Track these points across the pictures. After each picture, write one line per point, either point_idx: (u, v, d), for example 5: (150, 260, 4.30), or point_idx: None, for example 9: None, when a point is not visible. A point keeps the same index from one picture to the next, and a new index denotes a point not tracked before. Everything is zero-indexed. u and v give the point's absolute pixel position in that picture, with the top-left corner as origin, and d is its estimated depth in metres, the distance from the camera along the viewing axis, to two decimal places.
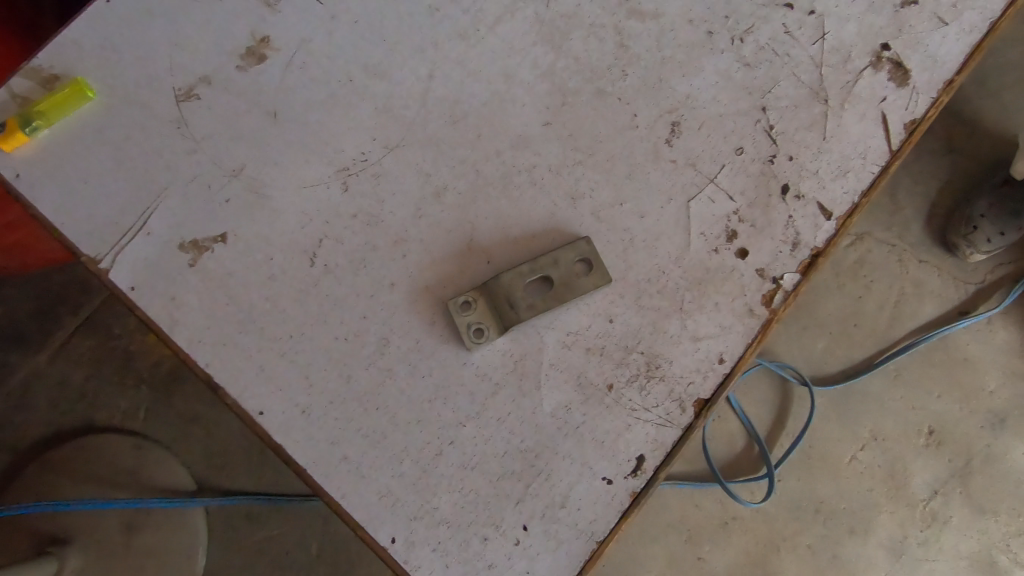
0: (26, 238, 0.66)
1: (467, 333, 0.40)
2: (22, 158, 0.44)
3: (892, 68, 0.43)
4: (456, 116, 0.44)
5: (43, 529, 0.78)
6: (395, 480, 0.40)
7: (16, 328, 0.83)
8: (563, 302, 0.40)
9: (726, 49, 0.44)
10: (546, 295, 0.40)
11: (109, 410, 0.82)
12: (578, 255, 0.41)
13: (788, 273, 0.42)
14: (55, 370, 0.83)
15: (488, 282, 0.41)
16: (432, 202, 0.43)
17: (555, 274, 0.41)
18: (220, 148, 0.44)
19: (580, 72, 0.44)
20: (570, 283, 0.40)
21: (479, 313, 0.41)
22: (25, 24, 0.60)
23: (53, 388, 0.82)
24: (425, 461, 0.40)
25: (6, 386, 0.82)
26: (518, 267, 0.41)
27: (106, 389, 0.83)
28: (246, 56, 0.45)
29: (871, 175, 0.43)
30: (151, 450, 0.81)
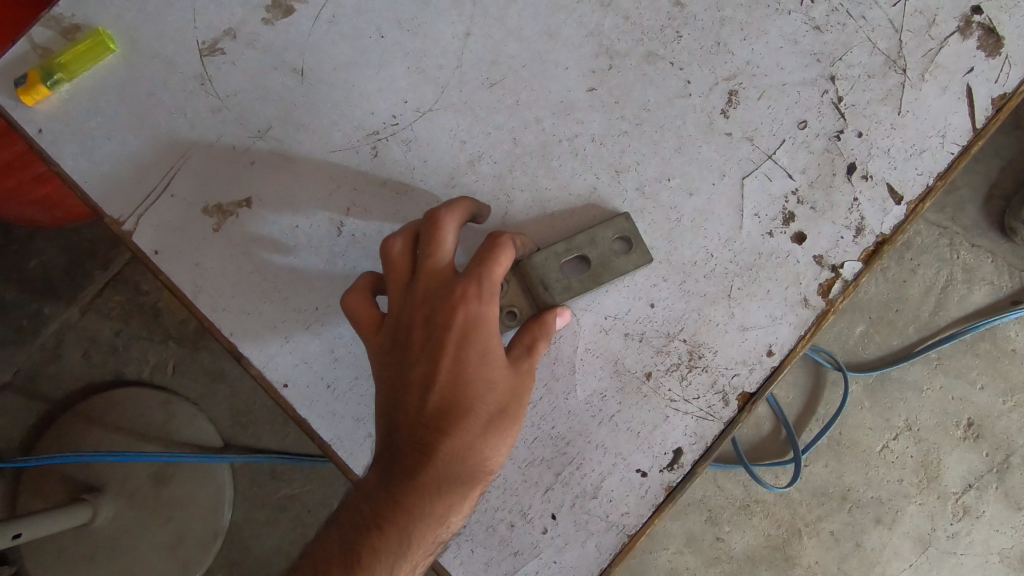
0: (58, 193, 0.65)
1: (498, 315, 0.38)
2: (45, 113, 0.43)
3: (983, 35, 0.39)
4: (493, 79, 0.41)
5: (78, 477, 0.80)
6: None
7: (47, 282, 0.84)
8: (600, 284, 0.38)
9: (794, 10, 0.40)
10: (583, 277, 0.38)
11: (138, 365, 0.84)
12: (617, 233, 0.38)
13: (849, 261, 0.39)
14: (86, 325, 0.84)
15: (520, 262, 0.38)
16: (466, 171, 0.41)
17: (592, 253, 0.38)
18: (246, 107, 0.42)
19: (630, 32, 0.41)
20: (608, 264, 0.38)
21: (510, 294, 0.39)
22: None
23: (84, 342, 0.84)
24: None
25: (40, 338, 0.84)
26: (553, 245, 0.38)
27: (135, 344, 0.84)
28: (272, 7, 0.43)
29: (950, 155, 0.38)
30: (178, 406, 0.82)
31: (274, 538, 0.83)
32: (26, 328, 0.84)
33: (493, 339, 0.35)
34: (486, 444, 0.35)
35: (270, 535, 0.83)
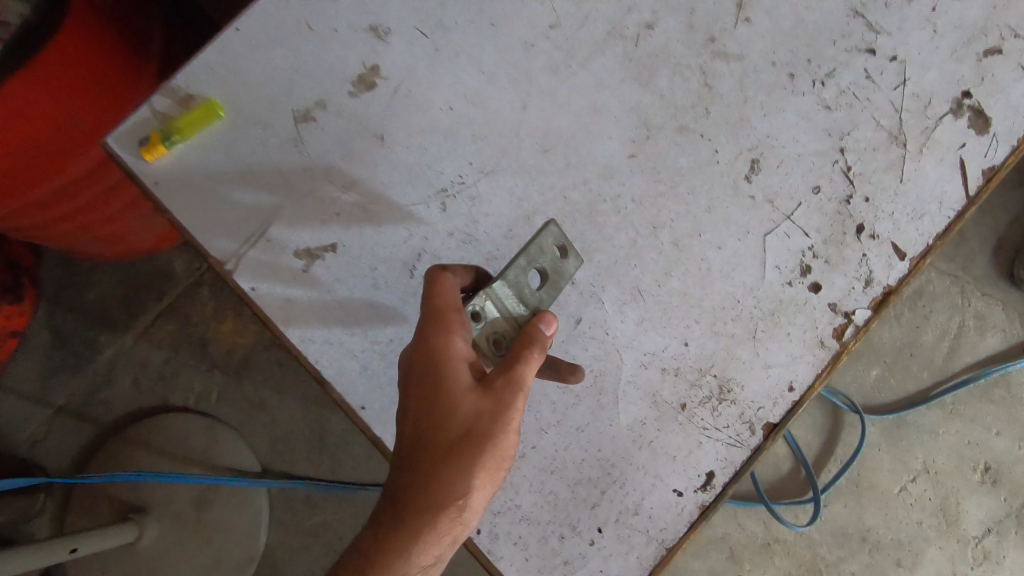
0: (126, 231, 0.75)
1: (485, 345, 0.39)
2: (159, 168, 0.50)
3: (973, 115, 0.45)
4: (547, 147, 0.48)
5: (124, 497, 0.85)
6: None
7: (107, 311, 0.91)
8: (556, 290, 0.42)
9: (807, 91, 0.46)
10: (546, 285, 0.42)
11: (185, 391, 0.90)
12: (555, 241, 0.43)
13: (859, 309, 0.44)
14: (138, 352, 0.91)
15: (492, 289, 0.39)
16: (522, 225, 0.48)
17: (545, 264, 0.42)
18: (332, 166, 0.49)
19: (665, 108, 0.47)
20: (560, 269, 0.43)
21: (490, 321, 0.39)
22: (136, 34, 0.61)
23: (135, 368, 0.91)
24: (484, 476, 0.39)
25: (95, 363, 0.90)
26: (515, 262, 0.41)
27: (183, 370, 0.91)
28: (357, 82, 0.50)
29: (945, 219, 0.44)
30: (222, 432, 0.89)
31: (310, 562, 0.87)
32: (81, 353, 0.90)
33: (455, 365, 0.36)
34: (452, 470, 0.35)
35: (307, 560, 0.87)
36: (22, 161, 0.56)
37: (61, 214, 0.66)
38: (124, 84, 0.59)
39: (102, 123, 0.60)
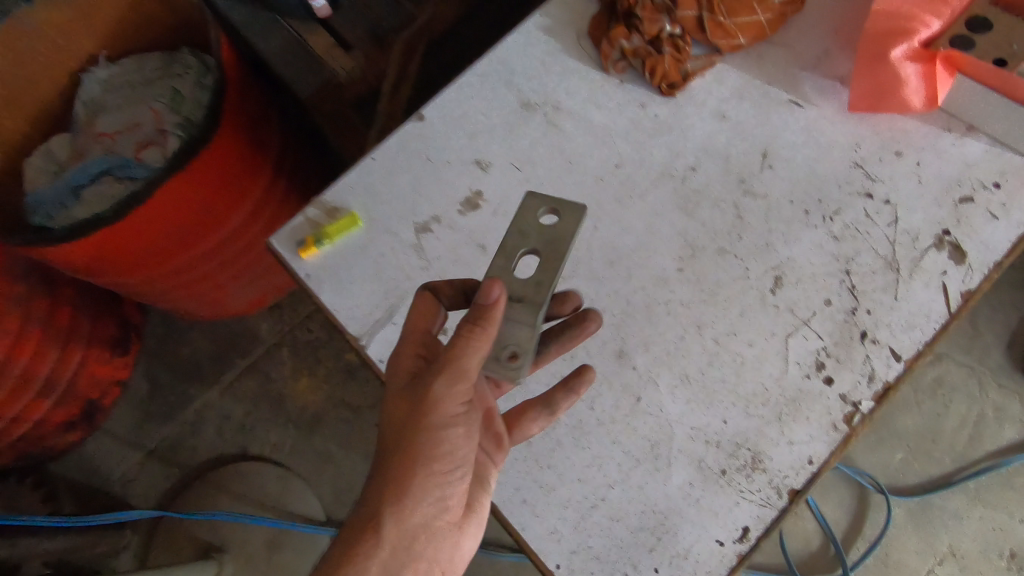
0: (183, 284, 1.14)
1: (510, 358, 0.47)
2: (311, 263, 0.65)
3: (952, 249, 0.57)
4: (613, 259, 0.61)
5: (209, 539, 1.16)
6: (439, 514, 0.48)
7: (219, 370, 1.32)
8: (561, 251, 0.49)
9: (818, 225, 0.60)
10: (544, 260, 0.49)
11: (263, 442, 1.25)
12: (536, 211, 0.51)
13: (865, 399, 0.55)
14: (224, 405, 1.29)
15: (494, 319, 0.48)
16: (594, 320, 0.59)
17: (533, 239, 0.50)
18: (444, 268, 0.64)
19: (706, 233, 0.61)
20: (549, 236, 0.50)
21: (504, 338, 0.47)
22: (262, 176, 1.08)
23: (221, 421, 1.28)
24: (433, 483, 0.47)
25: (195, 411, 1.30)
26: (497, 262, 0.49)
27: (261, 424, 1.27)
28: (465, 203, 0.66)
29: (934, 330, 0.56)
30: (290, 480, 1.20)
31: None
32: (179, 403, 1.30)
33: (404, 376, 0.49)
34: (384, 463, 0.46)
35: None
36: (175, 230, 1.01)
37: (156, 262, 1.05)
38: (235, 197, 1.04)
39: (218, 214, 1.04)
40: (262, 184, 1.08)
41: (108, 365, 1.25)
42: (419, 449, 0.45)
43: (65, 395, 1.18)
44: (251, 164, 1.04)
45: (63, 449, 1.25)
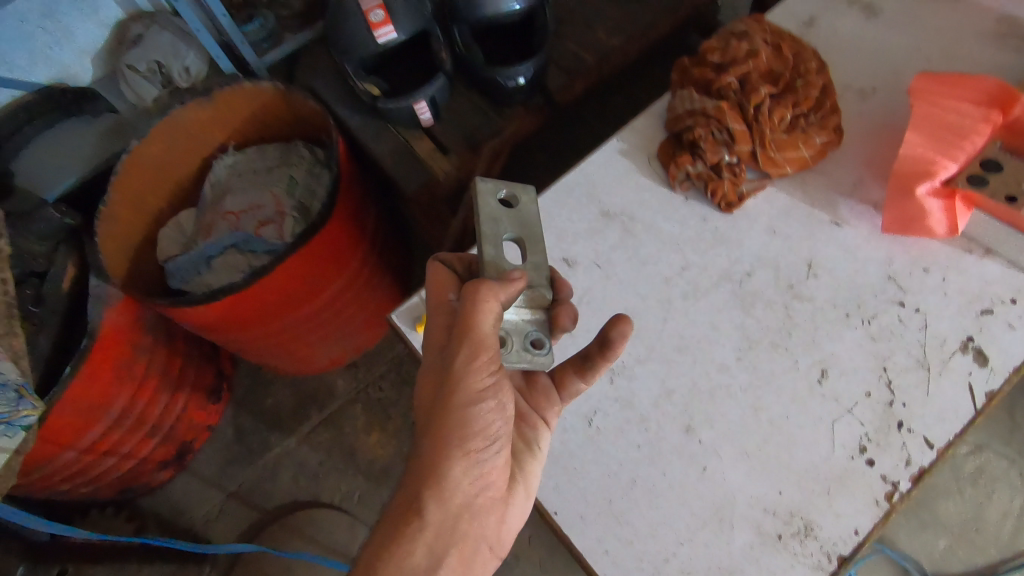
0: (283, 342, 1.30)
1: (534, 344, 0.60)
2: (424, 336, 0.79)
3: (976, 354, 0.68)
4: (681, 346, 0.73)
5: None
6: (485, 478, 0.59)
7: (296, 420, 1.45)
8: (536, 231, 0.62)
9: (858, 326, 0.71)
10: (527, 241, 0.62)
11: (335, 491, 1.38)
12: (500, 204, 0.63)
13: (903, 480, 0.64)
14: (298, 453, 1.42)
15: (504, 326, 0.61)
16: (666, 398, 0.70)
17: (510, 224, 0.62)
18: None
19: (761, 328, 0.73)
20: (518, 218, 0.62)
21: (516, 328, 0.61)
22: (360, 250, 1.25)
23: (295, 468, 1.41)
24: (472, 450, 0.57)
25: (270, 457, 1.42)
26: (488, 250, 0.60)
27: (332, 473, 1.39)
28: None
29: (962, 423, 0.66)
30: (358, 528, 1.33)
31: None
32: (257, 449, 1.43)
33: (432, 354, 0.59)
34: (425, 437, 0.57)
35: None
36: (284, 297, 1.17)
37: (265, 321, 1.21)
38: (337, 269, 1.21)
39: (322, 282, 1.20)
40: (359, 258, 1.25)
41: (202, 412, 1.40)
42: (452, 419, 0.55)
43: (166, 437, 1.33)
44: (354, 240, 1.22)
45: (151, 487, 1.38)
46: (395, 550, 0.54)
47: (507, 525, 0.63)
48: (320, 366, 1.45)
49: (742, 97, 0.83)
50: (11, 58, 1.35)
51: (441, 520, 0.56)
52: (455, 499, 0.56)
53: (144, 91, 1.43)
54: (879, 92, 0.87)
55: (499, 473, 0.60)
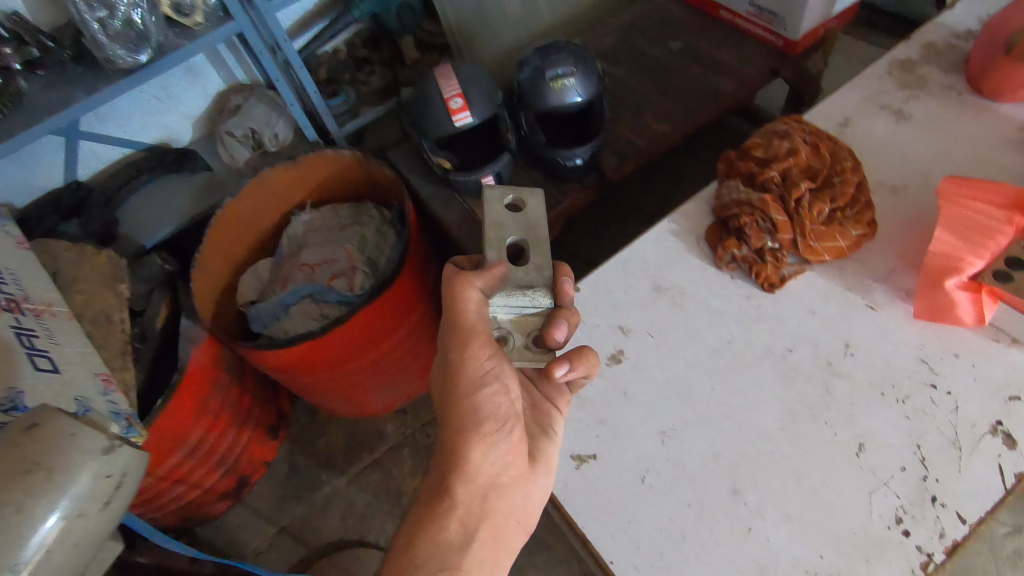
0: (346, 387, 1.40)
1: (534, 340, 0.71)
2: None
3: (1005, 437, 0.74)
4: (728, 414, 0.81)
5: None
6: (503, 459, 0.71)
7: (347, 460, 1.54)
8: (537, 233, 0.71)
9: (893, 405, 0.78)
10: (529, 244, 0.71)
11: (381, 532, 1.44)
12: (506, 211, 0.72)
13: (938, 551, 0.69)
14: (348, 493, 1.50)
15: (509, 324, 0.72)
16: (713, 461, 0.77)
17: (513, 229, 0.71)
18: (593, 406, 0.84)
19: (802, 402, 0.80)
20: (522, 222, 0.71)
21: (518, 324, 0.72)
22: (422, 302, 1.36)
23: (345, 507, 1.48)
24: (487, 430, 0.70)
25: (321, 495, 1.50)
26: (491, 256, 0.70)
27: (380, 514, 1.46)
28: (611, 356, 0.88)
29: (994, 501, 0.71)
30: None
31: None
32: (310, 486, 1.51)
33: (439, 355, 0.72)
34: (447, 426, 0.71)
35: None
36: (353, 344, 1.28)
37: (334, 366, 1.32)
38: (402, 319, 1.32)
39: (388, 331, 1.31)
40: (421, 309, 1.37)
41: (262, 447, 1.50)
42: (464, 406, 0.69)
43: (230, 469, 1.42)
44: (418, 294, 1.34)
45: (210, 517, 1.47)
46: (430, 526, 0.67)
47: (533, 501, 0.75)
48: (376, 411, 1.54)
49: (784, 190, 0.94)
50: (128, 123, 1.58)
51: (470, 494, 0.69)
52: (478, 475, 0.70)
53: (238, 152, 1.60)
54: (910, 189, 0.96)
55: (517, 452, 0.73)
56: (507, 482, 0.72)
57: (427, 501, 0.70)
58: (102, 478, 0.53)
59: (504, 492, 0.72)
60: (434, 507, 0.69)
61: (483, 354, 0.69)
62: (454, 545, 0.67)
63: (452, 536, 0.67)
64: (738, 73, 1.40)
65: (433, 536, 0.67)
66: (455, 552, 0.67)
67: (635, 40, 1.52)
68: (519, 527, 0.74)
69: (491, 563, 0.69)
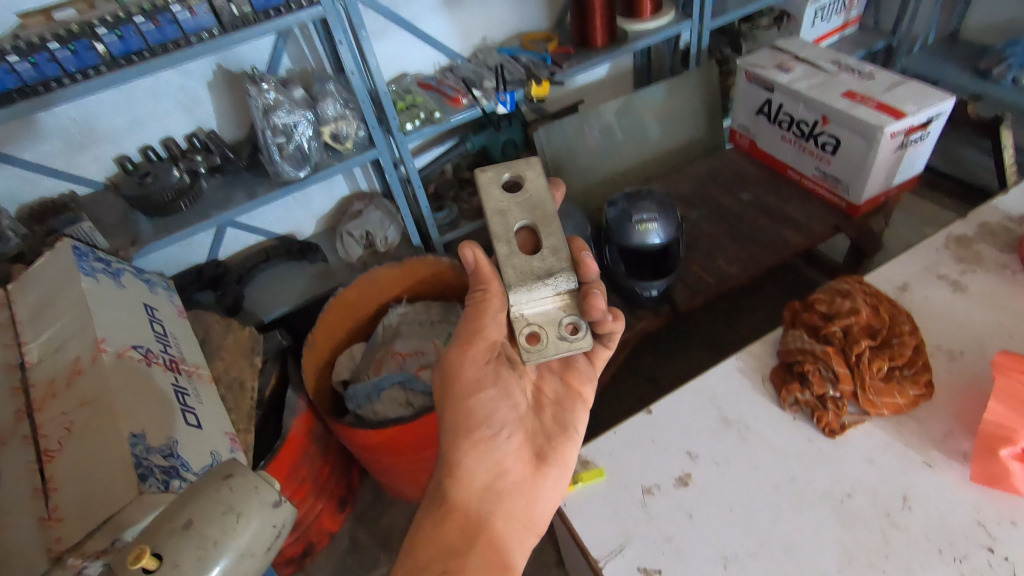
0: (417, 472, 1.52)
1: (565, 327, 0.86)
2: (569, 495, 0.97)
3: None
4: (788, 549, 0.87)
5: None
6: (498, 462, 0.86)
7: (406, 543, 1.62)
8: (537, 210, 0.90)
9: (950, 563, 0.83)
10: (532, 224, 0.89)
11: None
12: (503, 194, 0.91)
13: None
14: None
15: (541, 320, 0.87)
16: None
17: (515, 212, 0.90)
18: (661, 524, 0.92)
19: (861, 547, 0.86)
20: (521, 204, 0.90)
21: (547, 316, 0.87)
22: None
23: None
24: (485, 432, 0.86)
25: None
26: (501, 250, 0.88)
27: None
28: (679, 479, 0.97)
29: None
30: None
31: None
32: (367, 564, 1.59)
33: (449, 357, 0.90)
34: (449, 423, 0.86)
35: None
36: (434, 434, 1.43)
37: (413, 453, 1.45)
38: None
39: None
40: None
41: (331, 519, 1.60)
42: (463, 404, 0.86)
43: (300, 535, 1.51)
44: None
45: None
46: (435, 526, 0.80)
47: (537, 510, 0.87)
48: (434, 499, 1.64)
49: (845, 344, 1.05)
50: (268, 217, 1.88)
51: (467, 497, 0.83)
52: (475, 475, 0.84)
53: (352, 249, 1.86)
54: (966, 355, 1.05)
55: (514, 460, 0.87)
56: (504, 489, 0.85)
57: (430, 505, 0.83)
58: (268, 526, 0.55)
59: (503, 497, 0.84)
60: (437, 515, 0.81)
61: (478, 363, 0.87)
62: (455, 549, 0.78)
63: (454, 540, 0.79)
64: (805, 227, 1.55)
65: (437, 539, 0.79)
66: (456, 556, 0.77)
67: (710, 191, 1.72)
68: (522, 537, 0.84)
69: (496, 567, 0.78)
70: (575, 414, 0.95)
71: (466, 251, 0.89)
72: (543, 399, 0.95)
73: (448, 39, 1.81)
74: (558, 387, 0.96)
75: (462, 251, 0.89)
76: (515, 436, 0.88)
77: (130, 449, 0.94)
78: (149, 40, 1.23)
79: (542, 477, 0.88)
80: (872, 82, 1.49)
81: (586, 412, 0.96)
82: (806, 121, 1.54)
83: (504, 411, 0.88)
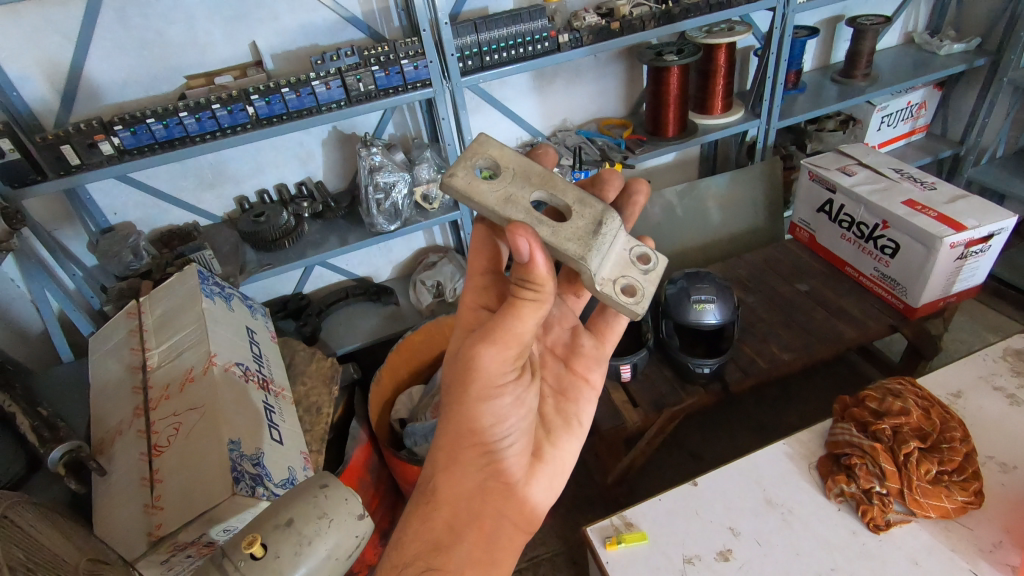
0: None
1: (638, 263, 0.83)
2: (611, 553, 1.02)
3: None
4: None
5: None
6: (499, 465, 0.79)
7: None
8: (533, 172, 0.80)
9: None
10: (542, 193, 0.79)
11: None
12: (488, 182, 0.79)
13: None
14: None
15: (618, 269, 0.82)
16: None
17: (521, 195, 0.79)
18: None
19: None
20: (514, 178, 0.80)
21: (618, 265, 0.83)
22: None
23: None
24: (494, 435, 0.77)
25: None
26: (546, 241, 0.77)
27: None
28: (721, 553, 1.01)
29: None
30: None
31: None
32: None
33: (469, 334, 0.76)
34: (453, 414, 0.75)
35: None
36: None
37: None
38: None
39: None
40: None
41: (373, 553, 1.66)
42: (473, 406, 0.74)
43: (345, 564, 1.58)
44: None
45: None
46: (425, 511, 0.77)
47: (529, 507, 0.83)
48: None
49: (894, 442, 1.08)
50: (352, 260, 2.07)
51: (460, 493, 0.77)
52: (472, 475, 0.77)
53: (422, 296, 2.01)
54: (1019, 469, 1.06)
55: (516, 462, 0.80)
56: (497, 488, 0.79)
57: (423, 485, 0.79)
58: (354, 536, 0.65)
59: (495, 496, 0.79)
60: (425, 508, 0.77)
61: (506, 367, 0.73)
62: (440, 544, 0.75)
63: (440, 535, 0.76)
64: (861, 323, 1.59)
65: (422, 533, 0.76)
66: (440, 553, 0.74)
67: (768, 279, 1.79)
68: (512, 535, 0.80)
69: (480, 565, 0.75)
70: (578, 404, 0.91)
71: (520, 241, 0.67)
72: (547, 389, 0.90)
73: (532, 119, 2.01)
74: (563, 369, 0.92)
75: (514, 238, 0.67)
76: (521, 440, 0.80)
77: (228, 452, 1.07)
78: (290, 106, 1.46)
79: (536, 472, 0.84)
80: (933, 193, 1.56)
81: (588, 398, 0.92)
82: (866, 223, 1.62)
83: (515, 419, 0.78)
